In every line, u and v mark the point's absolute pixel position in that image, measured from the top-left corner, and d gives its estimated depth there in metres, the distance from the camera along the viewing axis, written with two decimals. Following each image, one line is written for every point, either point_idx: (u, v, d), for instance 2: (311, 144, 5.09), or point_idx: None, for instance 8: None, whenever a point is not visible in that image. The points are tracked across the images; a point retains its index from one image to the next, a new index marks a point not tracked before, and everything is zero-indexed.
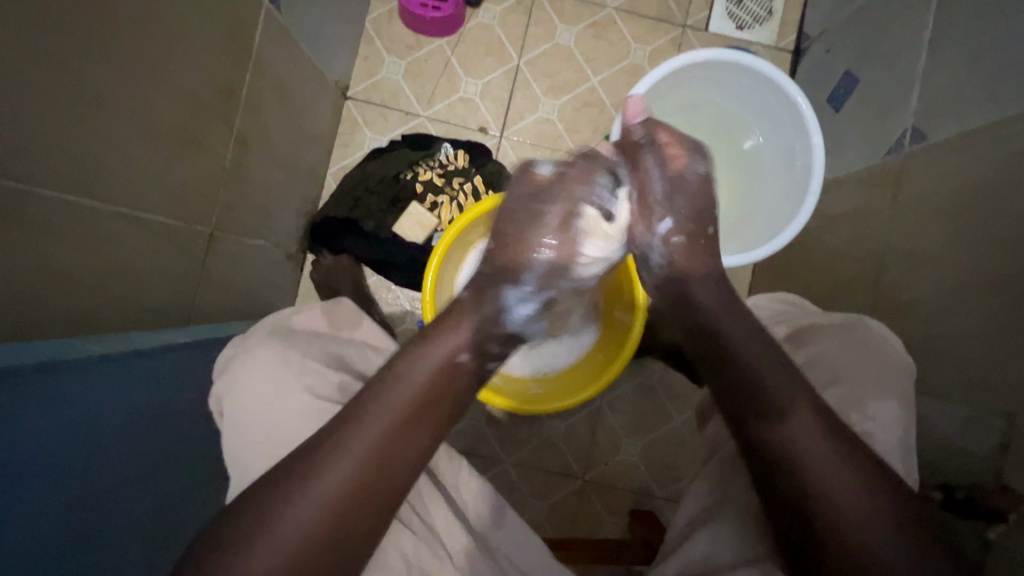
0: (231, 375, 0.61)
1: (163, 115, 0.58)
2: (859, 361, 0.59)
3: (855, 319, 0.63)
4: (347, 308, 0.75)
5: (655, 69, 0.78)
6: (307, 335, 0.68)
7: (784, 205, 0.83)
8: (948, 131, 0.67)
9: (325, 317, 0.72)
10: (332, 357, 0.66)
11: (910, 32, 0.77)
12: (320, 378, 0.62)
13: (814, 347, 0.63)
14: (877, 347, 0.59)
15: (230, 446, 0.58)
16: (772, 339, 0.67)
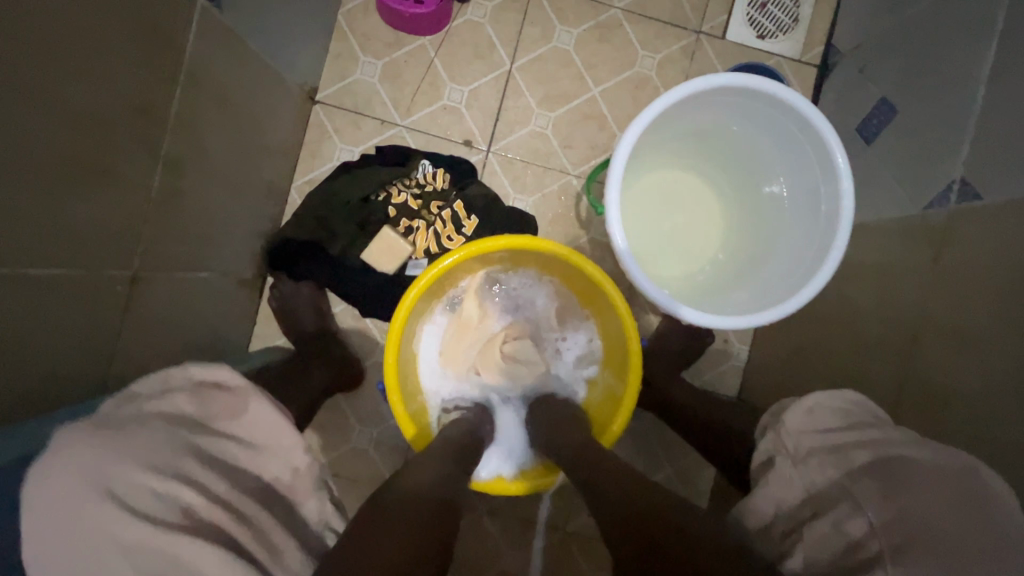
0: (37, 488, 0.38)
1: (60, 150, 0.47)
2: (989, 530, 0.38)
3: (973, 463, 0.42)
4: (231, 382, 0.54)
5: (661, 96, 0.67)
6: (162, 426, 0.46)
7: (802, 260, 0.72)
8: (1007, 190, 0.56)
9: (196, 401, 0.50)
10: (216, 470, 0.46)
11: (964, 62, 0.66)
12: (154, 494, 0.40)
13: (911, 496, 0.41)
14: (1009, 518, 0.39)
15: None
16: (848, 465, 0.45)
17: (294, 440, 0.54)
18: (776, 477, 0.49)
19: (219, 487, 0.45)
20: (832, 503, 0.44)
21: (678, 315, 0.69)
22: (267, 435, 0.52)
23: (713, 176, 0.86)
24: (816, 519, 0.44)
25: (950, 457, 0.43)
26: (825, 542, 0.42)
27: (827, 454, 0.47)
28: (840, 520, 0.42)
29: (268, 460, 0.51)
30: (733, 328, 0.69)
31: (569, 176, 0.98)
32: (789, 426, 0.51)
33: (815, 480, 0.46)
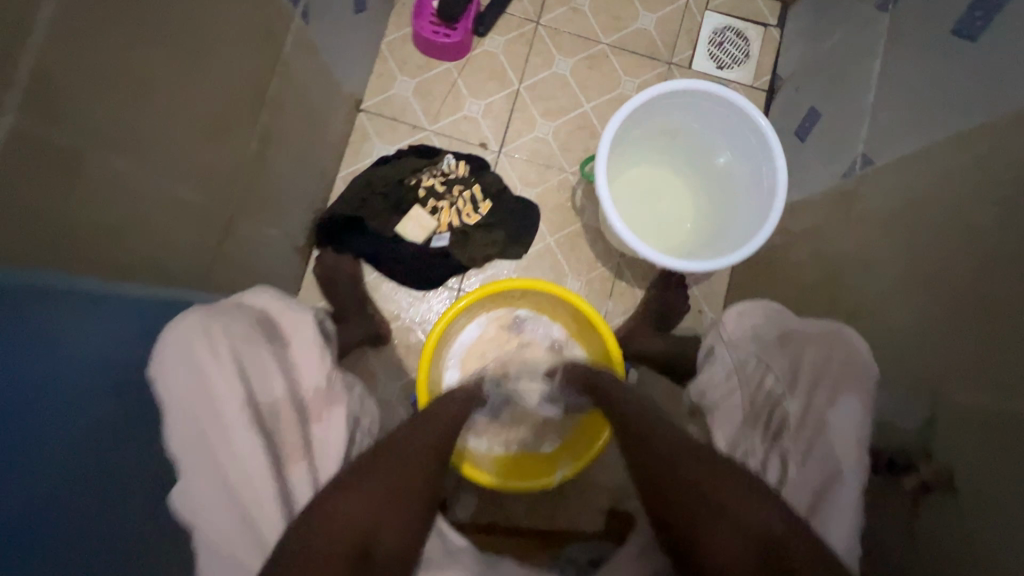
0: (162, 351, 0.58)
1: (201, 100, 0.66)
2: (839, 358, 0.63)
3: (835, 327, 0.65)
4: (295, 314, 0.73)
5: (625, 101, 0.87)
6: (244, 329, 0.65)
7: (752, 218, 0.92)
8: (891, 154, 0.76)
9: (259, 312, 0.70)
10: (266, 362, 0.65)
11: (864, 73, 0.88)
12: (222, 378, 0.59)
13: (797, 348, 0.68)
14: (851, 349, 0.63)
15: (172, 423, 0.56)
16: (765, 338, 0.71)
17: (326, 360, 0.72)
18: (717, 358, 0.75)
19: (264, 387, 0.64)
20: (750, 362, 0.71)
21: (664, 264, 0.88)
22: (308, 354, 0.71)
23: (676, 163, 1.06)
24: (743, 375, 0.71)
25: (821, 327, 0.67)
26: (751, 392, 0.70)
27: (750, 337, 0.73)
28: (752, 373, 0.70)
29: (304, 363, 0.70)
30: (708, 270, 0.88)
31: (566, 172, 1.18)
32: (724, 323, 0.76)
33: (740, 356, 0.72)
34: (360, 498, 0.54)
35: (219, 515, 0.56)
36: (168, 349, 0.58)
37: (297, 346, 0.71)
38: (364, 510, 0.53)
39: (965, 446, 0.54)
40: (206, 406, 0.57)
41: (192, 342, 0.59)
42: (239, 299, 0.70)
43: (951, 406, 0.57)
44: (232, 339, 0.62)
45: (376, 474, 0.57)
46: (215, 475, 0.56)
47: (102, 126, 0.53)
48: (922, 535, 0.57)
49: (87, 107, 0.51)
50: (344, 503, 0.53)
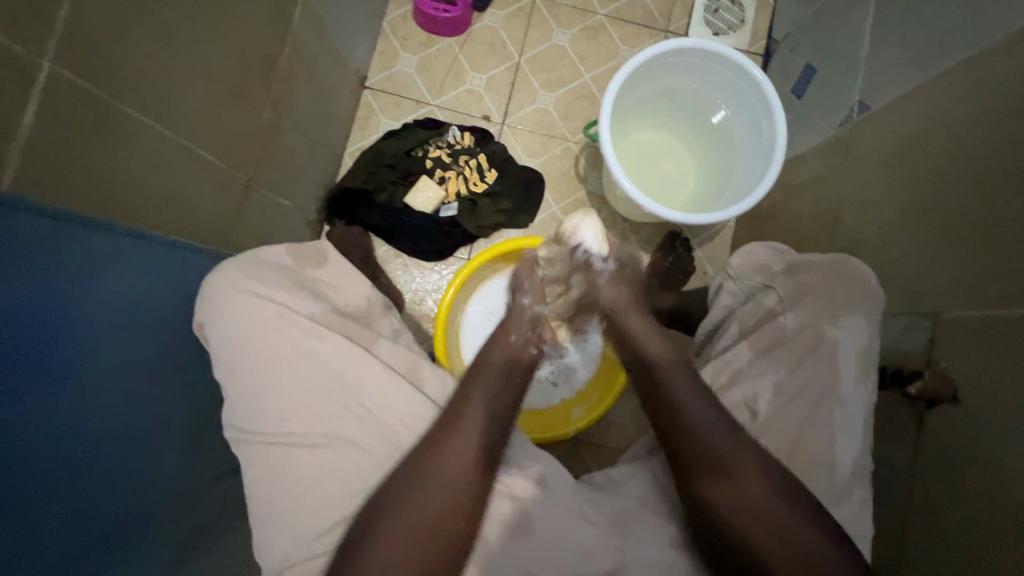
0: (216, 316, 0.65)
1: (221, 65, 0.69)
2: (838, 289, 0.67)
3: (841, 257, 0.69)
4: (314, 246, 0.76)
5: (627, 62, 0.90)
6: (277, 270, 0.70)
7: (756, 171, 0.94)
8: (887, 98, 0.78)
9: (290, 254, 0.74)
10: (298, 290, 0.69)
11: (855, 24, 0.90)
12: (290, 299, 0.67)
13: (803, 277, 0.70)
14: (859, 279, 0.67)
15: (233, 412, 0.64)
16: (767, 272, 0.74)
17: (361, 281, 0.77)
18: (724, 291, 0.78)
19: (304, 309, 0.67)
20: (757, 291, 0.73)
21: (672, 218, 0.91)
22: (343, 278, 0.75)
23: (676, 126, 1.09)
24: (748, 302, 0.74)
25: (828, 257, 0.70)
26: (751, 313, 0.73)
27: (755, 270, 0.75)
28: (756, 298, 0.73)
29: (344, 290, 0.75)
30: (716, 222, 0.90)
31: (569, 141, 1.20)
32: (731, 263, 0.77)
33: (750, 286, 0.74)
34: (408, 494, 0.59)
35: (320, 395, 0.64)
36: (213, 302, 0.65)
37: (325, 277, 0.75)
38: (421, 501, 0.59)
39: (967, 353, 0.57)
40: (273, 336, 0.64)
41: (241, 285, 0.66)
42: (269, 247, 0.72)
43: (953, 321, 0.60)
44: (270, 284, 0.67)
45: (446, 445, 0.62)
46: (312, 361, 0.64)
47: (128, 85, 0.56)
48: (929, 442, 0.60)
49: (121, 65, 0.54)
50: (400, 494, 0.59)
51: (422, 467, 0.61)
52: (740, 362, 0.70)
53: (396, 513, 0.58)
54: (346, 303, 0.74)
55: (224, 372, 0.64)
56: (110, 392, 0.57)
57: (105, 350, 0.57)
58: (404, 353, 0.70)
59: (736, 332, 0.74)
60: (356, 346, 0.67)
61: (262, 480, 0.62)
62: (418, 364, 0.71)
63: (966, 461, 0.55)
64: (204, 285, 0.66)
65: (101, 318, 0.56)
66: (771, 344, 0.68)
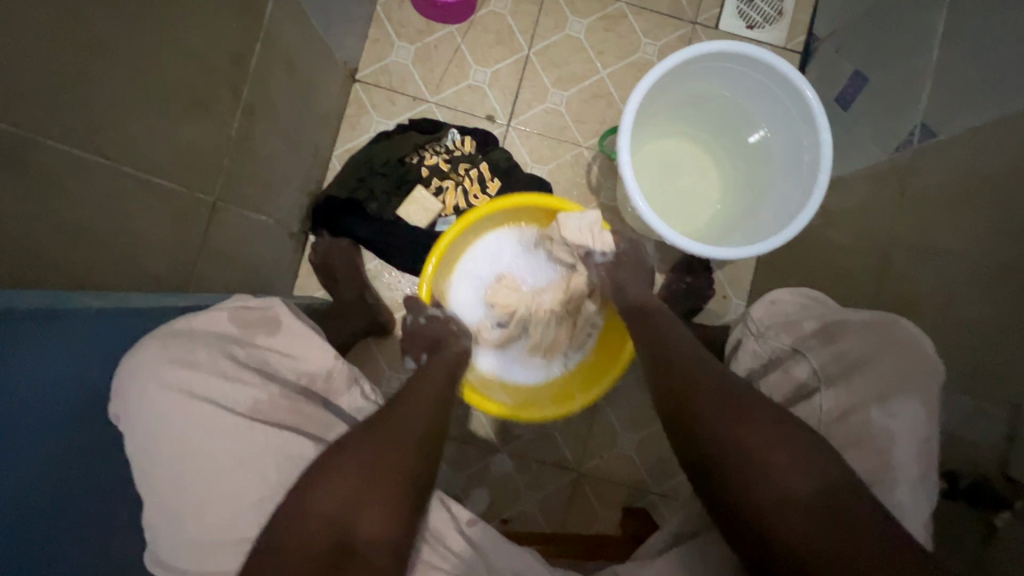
0: (137, 392, 0.52)
1: (173, 73, 0.57)
2: (895, 365, 0.56)
3: (890, 317, 0.59)
4: (263, 308, 0.64)
5: (653, 67, 0.78)
6: (212, 342, 0.58)
7: (791, 198, 0.82)
8: (959, 125, 0.67)
9: (233, 320, 0.61)
10: (242, 370, 0.58)
11: (920, 28, 0.77)
12: (228, 389, 0.55)
13: (842, 345, 0.60)
14: (913, 348, 0.57)
15: (164, 530, 0.51)
16: (799, 332, 0.64)
17: (325, 346, 0.64)
18: (744, 351, 0.67)
19: (242, 404, 0.56)
20: (785, 357, 0.63)
21: (698, 250, 0.79)
22: (300, 346, 0.63)
23: (703, 138, 0.98)
24: (774, 370, 0.64)
25: (874, 316, 0.61)
26: (780, 384, 0.63)
27: (782, 328, 0.65)
28: (786, 367, 0.63)
29: (294, 359, 0.62)
30: (746, 257, 0.79)
31: (581, 147, 1.08)
32: (751, 316, 0.68)
33: (776, 350, 0.65)
34: (344, 467, 0.53)
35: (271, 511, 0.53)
36: (132, 392, 0.52)
37: (277, 344, 0.62)
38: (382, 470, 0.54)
39: None
40: (217, 439, 0.53)
41: (168, 356, 0.54)
42: (204, 313, 0.60)
43: None
44: (200, 370, 0.55)
45: (407, 411, 0.61)
46: (268, 461, 0.54)
47: (45, 107, 0.45)
48: (997, 557, 0.51)
49: (34, 90, 0.44)
50: (354, 467, 0.53)
51: (374, 437, 0.56)
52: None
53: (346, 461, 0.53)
54: (300, 376, 0.62)
55: (149, 478, 0.51)
56: (48, 495, 0.45)
57: (52, 442, 0.46)
58: None
59: None
60: (308, 436, 0.59)
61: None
62: None
63: None
64: (120, 368, 0.53)
65: (36, 403, 0.45)
66: (803, 425, 0.59)
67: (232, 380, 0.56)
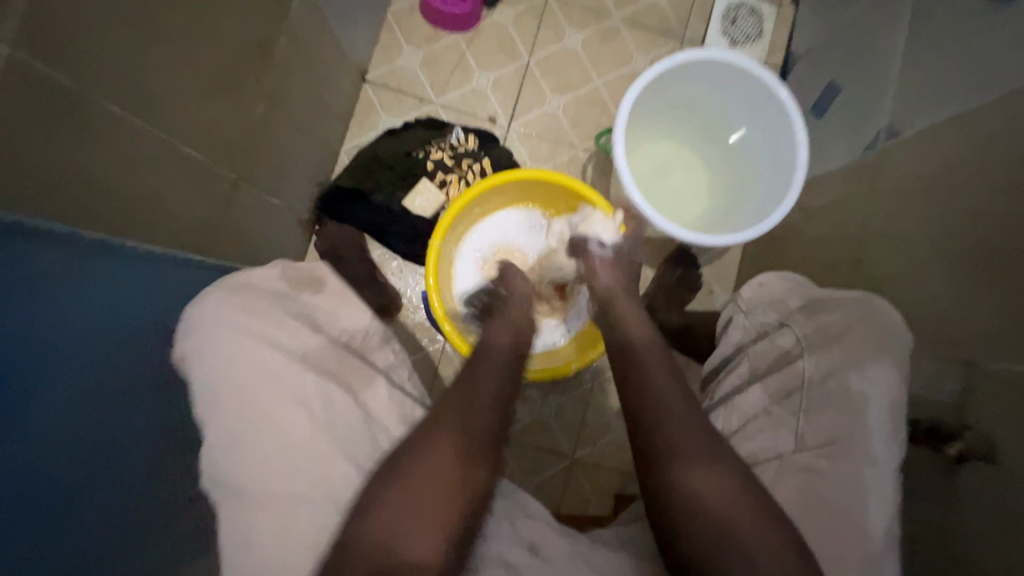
0: (199, 332, 0.59)
1: (210, 53, 0.63)
2: (862, 331, 0.61)
3: (867, 294, 0.65)
4: (309, 271, 0.72)
5: (647, 70, 0.85)
6: (268, 294, 0.65)
7: (770, 195, 0.90)
8: (919, 125, 0.74)
9: (283, 278, 0.69)
10: (295, 318, 0.64)
11: (884, 43, 0.86)
12: (281, 331, 0.62)
13: (823, 318, 0.66)
14: (884, 317, 0.62)
15: (213, 458, 0.56)
16: (784, 309, 0.71)
17: (362, 307, 0.72)
18: (735, 326, 0.76)
19: (294, 345, 0.62)
20: (772, 330, 0.70)
21: (688, 237, 0.86)
22: (342, 305, 0.71)
23: (690, 141, 1.05)
24: (761, 340, 0.71)
25: (853, 294, 0.66)
26: (764, 353, 0.70)
27: (769, 305, 0.73)
28: (773, 337, 0.70)
29: (337, 315, 0.70)
30: (731, 245, 0.86)
31: (577, 149, 1.15)
32: (742, 294, 0.77)
33: (764, 324, 0.72)
34: (398, 496, 0.54)
35: (316, 444, 0.57)
36: (197, 329, 0.59)
37: (322, 302, 0.70)
38: (430, 493, 0.55)
39: (1007, 410, 0.53)
40: (266, 371, 0.58)
41: (229, 299, 0.61)
42: (260, 269, 0.68)
43: (989, 373, 0.56)
44: (259, 315, 0.61)
45: (453, 422, 0.60)
46: (314, 395, 0.59)
47: (100, 71, 0.50)
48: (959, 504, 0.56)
49: (93, 53, 0.48)
50: (401, 494, 0.54)
51: (423, 459, 0.56)
52: (755, 406, 0.67)
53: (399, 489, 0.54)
54: (343, 330, 0.69)
55: (208, 406, 0.57)
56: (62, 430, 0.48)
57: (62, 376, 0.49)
58: (397, 396, 0.68)
59: (746, 373, 0.71)
60: (350, 383, 0.64)
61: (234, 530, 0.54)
62: (412, 411, 0.69)
63: (1005, 530, 0.51)
64: (186, 309, 0.60)
65: (50, 339, 0.48)
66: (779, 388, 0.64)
67: (281, 325, 0.62)
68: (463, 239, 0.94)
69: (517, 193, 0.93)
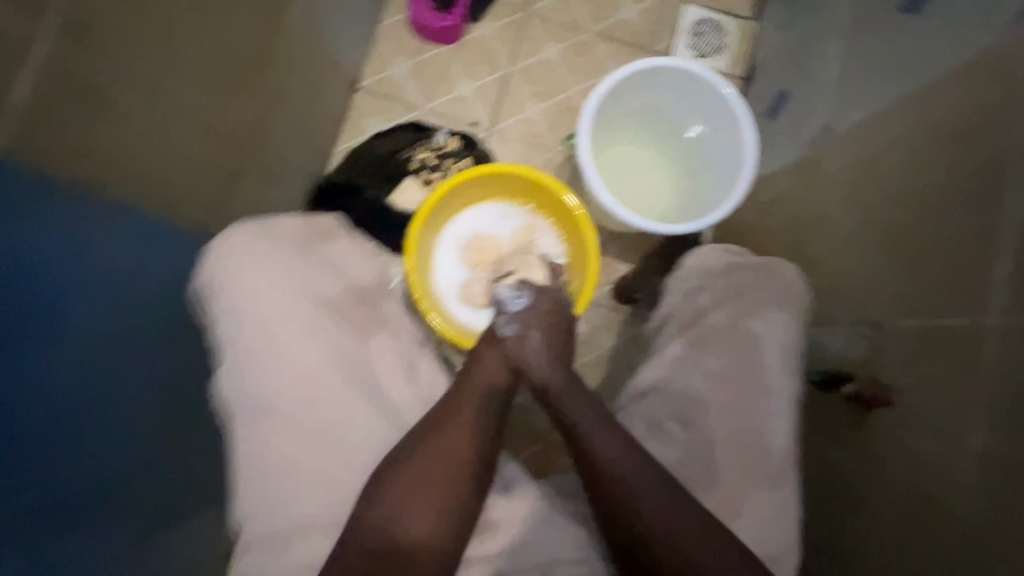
0: (234, 272, 0.72)
1: (215, 57, 0.72)
2: (760, 296, 0.72)
3: (770, 261, 0.75)
4: (326, 224, 0.81)
5: (609, 75, 0.94)
6: (292, 245, 0.75)
7: (724, 188, 0.98)
8: (847, 123, 0.83)
9: (305, 229, 0.78)
10: (311, 268, 0.75)
11: (824, 52, 0.95)
12: (299, 281, 0.73)
13: (736, 281, 0.75)
14: (783, 282, 0.73)
15: (240, 369, 0.70)
16: (709, 273, 0.79)
17: (371, 262, 0.81)
18: (671, 289, 0.82)
19: (310, 294, 0.73)
20: (693, 290, 0.79)
21: (648, 226, 0.94)
22: (353, 258, 0.80)
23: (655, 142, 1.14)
24: (682, 299, 0.80)
25: (758, 261, 0.76)
26: (684, 311, 0.78)
27: (699, 271, 0.80)
28: (691, 296, 0.78)
29: (349, 267, 0.79)
30: (688, 233, 0.93)
31: (553, 151, 1.24)
32: (686, 263, 0.82)
33: (688, 286, 0.80)
34: (400, 499, 0.63)
35: (322, 372, 0.70)
36: (231, 269, 0.71)
37: (334, 253, 0.79)
38: (427, 496, 0.64)
39: (906, 363, 0.60)
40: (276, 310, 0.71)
41: (258, 246, 0.73)
42: (289, 217, 0.78)
43: (895, 333, 0.63)
44: (283, 264, 0.73)
45: (453, 435, 0.66)
46: (320, 336, 0.71)
47: (121, 68, 0.59)
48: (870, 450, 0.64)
49: (116, 55, 0.57)
50: (403, 497, 0.63)
51: (421, 469, 0.64)
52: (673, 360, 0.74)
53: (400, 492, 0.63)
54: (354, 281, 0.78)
55: (240, 335, 0.70)
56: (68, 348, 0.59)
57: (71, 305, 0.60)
58: (401, 344, 0.77)
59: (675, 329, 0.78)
60: (356, 330, 0.74)
61: (253, 432, 0.68)
62: (416, 360, 0.77)
63: (906, 467, 0.58)
64: (219, 242, 0.73)
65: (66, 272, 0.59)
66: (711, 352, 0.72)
67: (299, 277, 0.73)
68: (446, 226, 1.02)
69: (492, 185, 1.01)
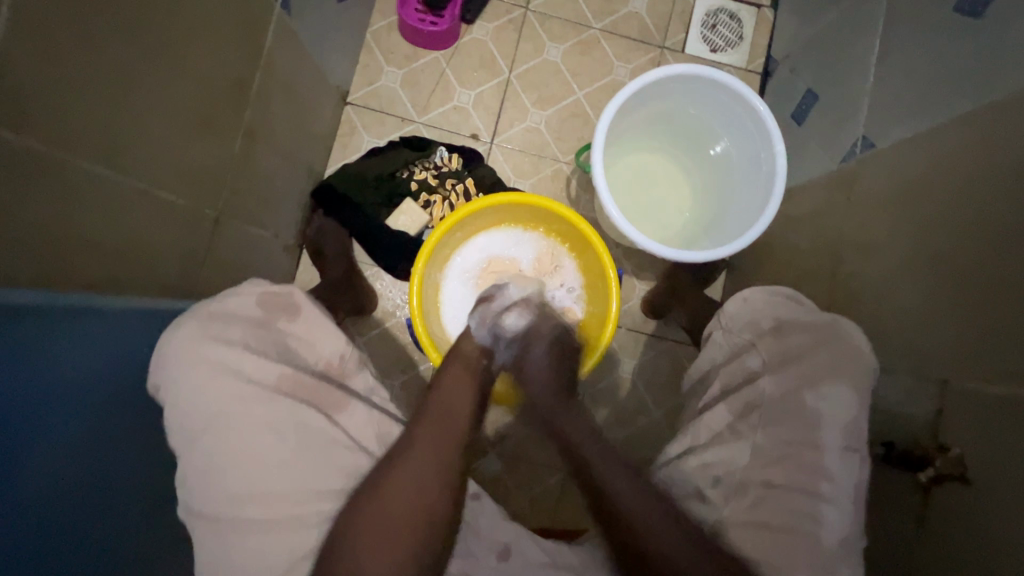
0: (173, 365, 0.61)
1: (185, 99, 0.63)
2: (823, 357, 0.65)
3: (835, 319, 0.68)
4: (285, 294, 0.71)
5: (624, 88, 0.85)
6: (244, 324, 0.66)
7: (752, 206, 0.90)
8: (892, 137, 0.75)
9: (259, 303, 0.69)
10: (267, 350, 0.65)
11: (858, 52, 0.86)
12: (253, 362, 0.63)
13: (793, 340, 0.67)
14: (852, 345, 0.65)
15: (196, 486, 0.59)
16: (756, 325, 0.71)
17: (337, 334, 0.72)
18: (715, 343, 0.75)
19: (270, 378, 0.63)
20: (742, 348, 0.71)
21: (670, 254, 0.86)
22: (317, 332, 0.71)
23: (672, 153, 1.06)
24: (732, 360, 0.72)
25: (822, 317, 0.69)
26: (731, 372, 0.71)
27: (745, 323, 0.72)
28: (740, 356, 0.71)
29: (314, 344, 0.70)
30: (715, 259, 0.86)
31: (561, 162, 1.16)
32: (726, 309, 0.76)
33: (735, 342, 0.72)
34: (350, 553, 0.56)
35: (297, 477, 0.60)
36: (171, 361, 0.61)
37: (297, 329, 0.70)
38: (380, 544, 0.57)
39: (978, 429, 0.54)
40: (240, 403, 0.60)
41: (205, 330, 0.63)
42: (235, 295, 0.68)
43: (961, 391, 0.57)
44: (234, 347, 0.63)
45: (402, 471, 0.61)
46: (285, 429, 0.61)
47: (74, 129, 0.50)
48: (933, 518, 0.58)
49: (66, 116, 0.49)
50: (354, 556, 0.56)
51: (370, 515, 0.58)
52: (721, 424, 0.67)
53: (355, 545, 0.56)
54: (318, 360, 0.70)
55: (190, 443, 0.59)
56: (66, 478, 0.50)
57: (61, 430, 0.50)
58: (375, 415, 0.69)
59: (718, 390, 0.71)
60: (325, 411, 0.66)
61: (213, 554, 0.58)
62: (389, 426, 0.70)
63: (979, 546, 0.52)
64: (161, 338, 0.63)
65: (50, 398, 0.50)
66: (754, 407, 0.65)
67: (255, 359, 0.63)
68: (448, 260, 0.95)
69: (500, 214, 0.94)
